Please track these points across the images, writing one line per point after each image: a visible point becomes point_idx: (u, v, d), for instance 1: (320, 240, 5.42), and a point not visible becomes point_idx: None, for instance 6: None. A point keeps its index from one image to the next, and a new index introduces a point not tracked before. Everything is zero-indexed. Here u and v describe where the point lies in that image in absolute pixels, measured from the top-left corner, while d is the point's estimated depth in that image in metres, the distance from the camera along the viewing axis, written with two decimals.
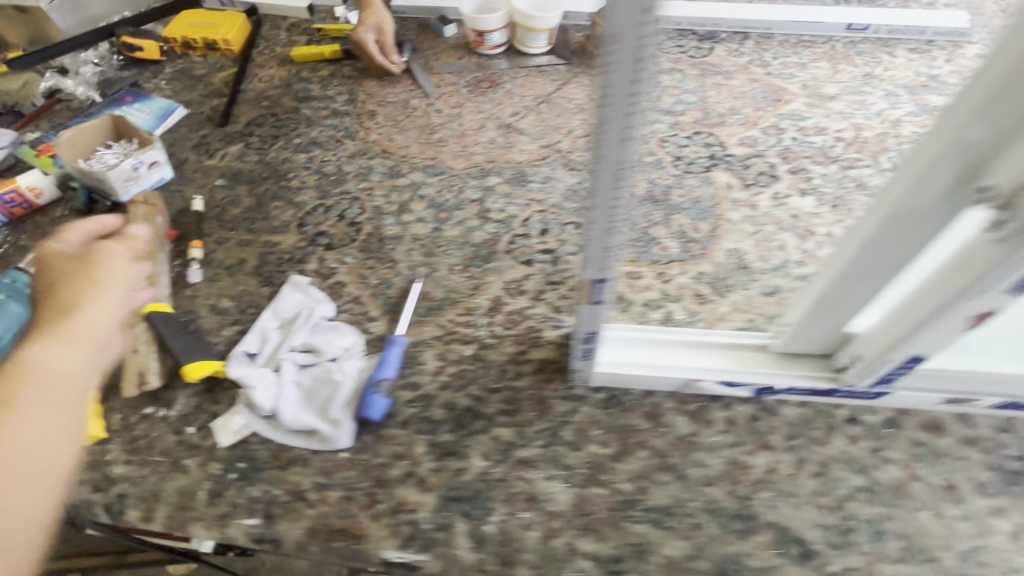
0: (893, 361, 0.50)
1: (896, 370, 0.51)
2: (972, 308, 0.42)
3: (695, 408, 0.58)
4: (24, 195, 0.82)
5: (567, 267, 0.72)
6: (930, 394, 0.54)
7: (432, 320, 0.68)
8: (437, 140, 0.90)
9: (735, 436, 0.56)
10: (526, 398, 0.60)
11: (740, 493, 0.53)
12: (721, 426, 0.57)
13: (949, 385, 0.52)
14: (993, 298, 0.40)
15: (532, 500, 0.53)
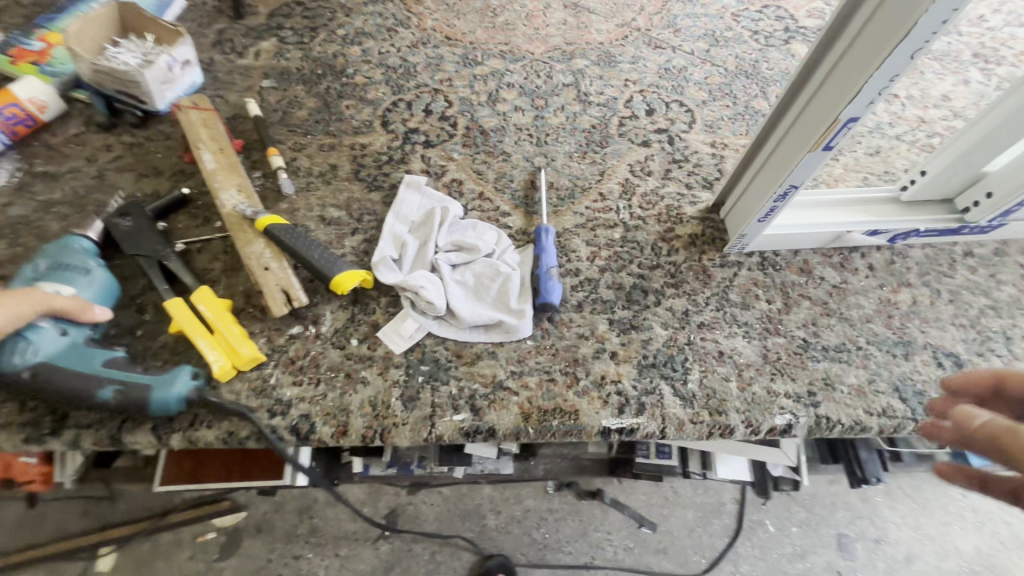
0: None
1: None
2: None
3: (839, 260, 0.63)
4: (25, 108, 0.67)
5: (684, 145, 0.72)
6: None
7: (568, 208, 0.66)
8: (503, 24, 0.83)
9: (879, 279, 0.62)
10: (687, 269, 0.62)
11: (896, 325, 0.59)
12: (865, 272, 0.63)
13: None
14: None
15: (722, 356, 0.57)
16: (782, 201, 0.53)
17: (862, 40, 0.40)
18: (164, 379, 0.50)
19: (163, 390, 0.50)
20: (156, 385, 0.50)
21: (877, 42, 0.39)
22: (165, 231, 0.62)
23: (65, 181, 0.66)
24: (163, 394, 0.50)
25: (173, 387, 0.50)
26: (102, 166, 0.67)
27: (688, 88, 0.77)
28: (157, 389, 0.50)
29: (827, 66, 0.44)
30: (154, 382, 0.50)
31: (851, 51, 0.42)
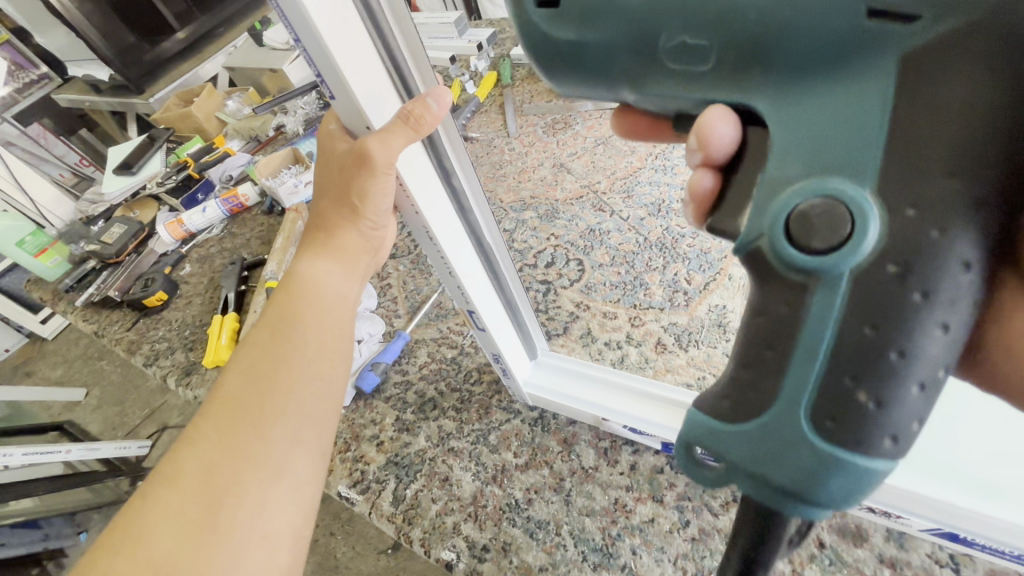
0: None
1: None
2: None
3: (606, 445, 0.64)
4: (240, 199, 1.23)
5: (554, 299, 0.81)
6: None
7: (435, 324, 0.85)
8: (501, 175, 1.01)
9: (631, 480, 0.61)
10: (475, 400, 0.73)
11: (611, 531, 0.58)
12: (622, 468, 0.62)
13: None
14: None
15: (445, 481, 0.66)
16: (498, 365, 0.64)
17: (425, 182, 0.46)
18: (775, 400, 0.30)
19: (816, 505, 0.29)
20: (812, 483, 0.29)
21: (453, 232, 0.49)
22: (246, 275, 1.08)
23: (237, 240, 1.20)
24: (801, 427, 0.29)
25: (830, 467, 0.28)
26: (251, 234, 1.20)
27: (596, 250, 0.84)
28: (816, 481, 0.29)
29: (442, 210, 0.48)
30: (791, 407, 0.30)
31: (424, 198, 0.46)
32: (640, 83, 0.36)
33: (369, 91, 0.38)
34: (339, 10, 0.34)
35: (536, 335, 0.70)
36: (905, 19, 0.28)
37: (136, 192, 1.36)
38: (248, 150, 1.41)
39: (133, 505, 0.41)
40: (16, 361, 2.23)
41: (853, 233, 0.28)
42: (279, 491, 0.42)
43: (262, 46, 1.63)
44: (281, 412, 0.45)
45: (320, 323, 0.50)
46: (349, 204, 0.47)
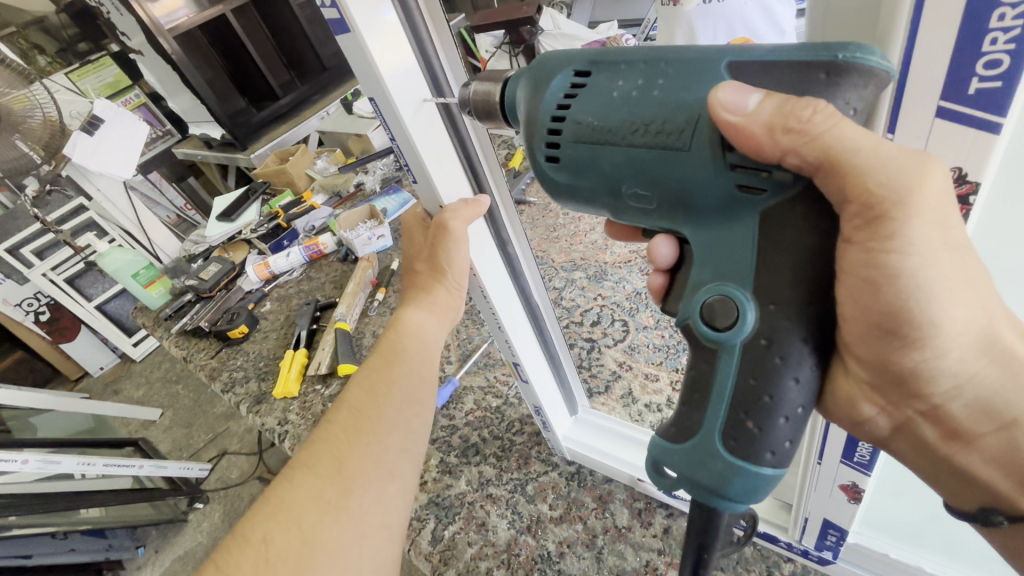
0: (810, 523, 0.55)
1: (827, 539, 0.56)
2: (835, 476, 0.49)
3: (640, 506, 0.66)
4: (319, 246, 1.37)
5: (598, 356, 0.84)
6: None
7: (483, 373, 0.90)
8: (554, 237, 1.08)
9: (663, 544, 0.62)
10: (516, 449, 0.76)
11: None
12: (655, 531, 0.63)
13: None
14: (843, 469, 0.48)
15: (481, 526, 0.69)
16: (539, 417, 0.68)
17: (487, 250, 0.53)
18: (698, 430, 0.39)
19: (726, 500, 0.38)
20: (722, 485, 0.38)
21: (505, 295, 0.56)
22: (318, 315, 1.20)
23: (314, 282, 1.33)
24: (716, 447, 0.38)
25: (737, 480, 0.37)
26: (326, 278, 1.33)
27: (641, 312, 0.87)
28: (724, 482, 0.38)
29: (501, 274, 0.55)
30: (708, 435, 0.38)
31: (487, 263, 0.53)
32: (617, 211, 0.43)
33: (443, 176, 0.46)
34: (426, 119, 0.43)
35: (577, 391, 0.74)
36: (757, 191, 0.36)
37: (232, 236, 1.54)
38: (331, 204, 1.57)
39: (278, 485, 0.45)
40: (106, 378, 2.47)
41: (740, 322, 0.37)
42: (395, 489, 0.47)
43: (352, 114, 1.85)
44: (393, 428, 0.50)
45: (423, 359, 0.55)
46: (436, 265, 0.53)
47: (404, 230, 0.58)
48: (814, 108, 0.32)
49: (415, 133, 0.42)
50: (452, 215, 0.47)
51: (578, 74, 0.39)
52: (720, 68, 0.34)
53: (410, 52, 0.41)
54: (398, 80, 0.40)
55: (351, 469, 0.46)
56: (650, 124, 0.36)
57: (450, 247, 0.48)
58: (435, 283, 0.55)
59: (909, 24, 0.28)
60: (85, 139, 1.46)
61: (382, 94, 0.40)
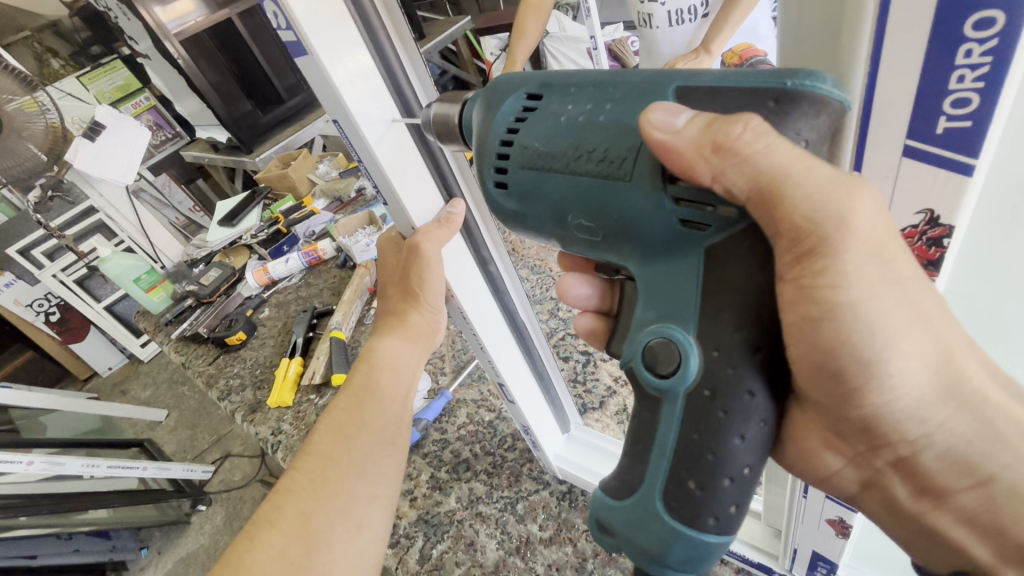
0: (801, 554, 0.55)
1: (817, 569, 0.55)
2: (825, 511, 0.48)
3: None
4: (318, 252, 1.36)
5: (593, 370, 0.82)
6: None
7: (477, 386, 0.88)
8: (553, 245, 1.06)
9: None
10: (507, 466, 0.75)
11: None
12: None
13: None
14: (829, 503, 0.47)
15: (470, 546, 0.67)
16: (526, 436, 0.66)
17: (467, 272, 0.52)
18: (642, 487, 0.39)
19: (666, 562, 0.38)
20: (664, 549, 0.38)
21: (486, 317, 0.55)
22: (315, 323, 1.19)
23: (312, 289, 1.33)
24: (656, 506, 0.38)
25: (678, 545, 0.37)
26: (325, 285, 1.32)
27: None
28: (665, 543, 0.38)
29: (483, 297, 0.55)
30: (650, 494, 0.39)
31: (467, 285, 0.52)
32: (565, 241, 0.43)
33: (416, 198, 0.46)
34: (395, 142, 0.43)
35: (569, 408, 0.73)
36: (702, 226, 0.35)
37: (233, 241, 1.54)
38: (331, 208, 1.56)
39: (239, 545, 0.44)
40: (115, 378, 2.49)
41: (683, 368, 0.37)
42: (362, 540, 0.47)
43: None
44: (362, 477, 0.49)
45: (393, 395, 0.54)
46: (409, 290, 0.52)
47: (379, 252, 0.57)
48: (742, 125, 0.31)
49: (382, 155, 0.42)
50: (425, 237, 0.46)
51: (530, 96, 0.41)
52: (666, 91, 0.34)
53: (379, 77, 0.41)
54: (364, 106, 0.40)
55: (317, 525, 0.45)
56: (593, 151, 0.36)
57: (424, 268, 0.47)
58: (409, 310, 0.54)
59: (870, 60, 0.28)
60: (87, 145, 1.47)
61: (346, 118, 0.39)
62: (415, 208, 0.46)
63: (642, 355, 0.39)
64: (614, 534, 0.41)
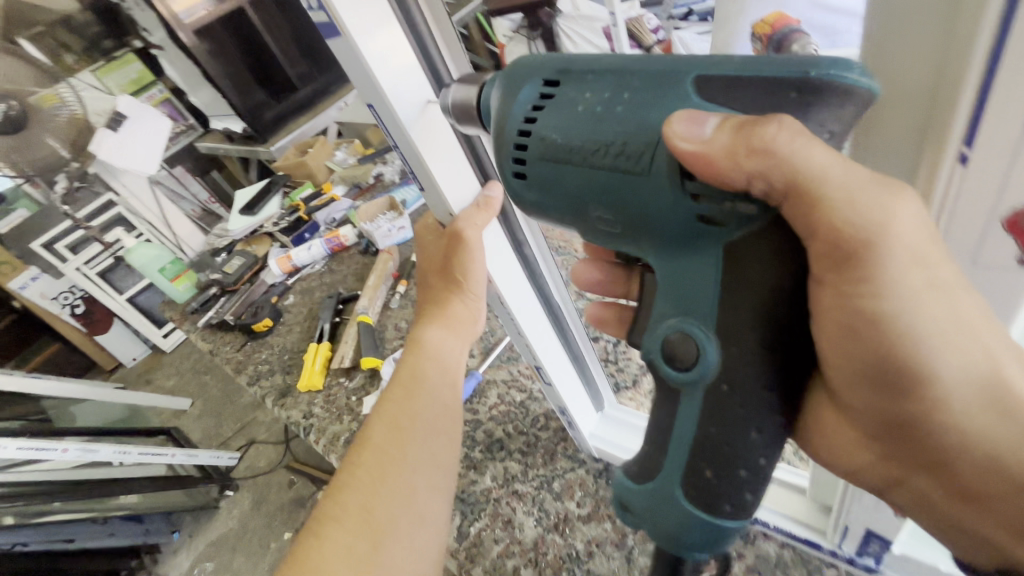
0: (853, 531, 0.54)
1: (870, 545, 0.55)
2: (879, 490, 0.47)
3: None
4: (340, 239, 1.37)
5: (625, 350, 0.82)
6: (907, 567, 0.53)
7: (506, 367, 0.88)
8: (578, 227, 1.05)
9: None
10: (541, 445, 0.75)
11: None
12: None
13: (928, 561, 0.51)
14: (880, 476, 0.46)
15: (508, 524, 0.67)
16: (562, 416, 0.66)
17: (504, 257, 0.52)
18: (662, 472, 0.42)
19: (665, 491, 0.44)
20: (681, 530, 0.41)
21: (523, 302, 0.55)
22: (340, 308, 1.19)
23: (335, 275, 1.33)
24: (676, 493, 0.41)
25: (697, 527, 0.40)
26: (348, 271, 1.33)
27: None
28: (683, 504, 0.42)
29: (519, 281, 0.54)
30: (669, 479, 0.42)
31: (504, 270, 0.52)
32: (587, 232, 0.43)
33: (450, 177, 0.46)
34: (428, 121, 0.43)
35: (603, 386, 0.72)
36: (719, 221, 0.36)
37: (254, 230, 1.55)
38: (351, 195, 1.56)
39: (308, 539, 0.44)
40: (139, 369, 2.53)
41: (701, 362, 0.39)
42: (425, 533, 0.46)
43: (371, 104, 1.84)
44: (419, 469, 0.48)
45: (440, 383, 0.55)
46: (451, 279, 0.54)
47: (420, 244, 0.59)
48: (780, 126, 0.31)
49: (415, 136, 0.42)
50: (466, 225, 0.47)
51: (547, 82, 0.39)
52: (687, 85, 0.34)
53: (411, 57, 0.41)
54: (396, 86, 0.39)
55: (381, 521, 0.45)
56: (612, 145, 0.36)
57: (464, 256, 0.49)
58: (451, 297, 0.55)
59: (983, 61, 0.24)
60: (110, 136, 1.49)
61: (380, 98, 0.39)
62: (451, 191, 0.46)
63: (662, 349, 0.42)
64: (636, 513, 0.45)
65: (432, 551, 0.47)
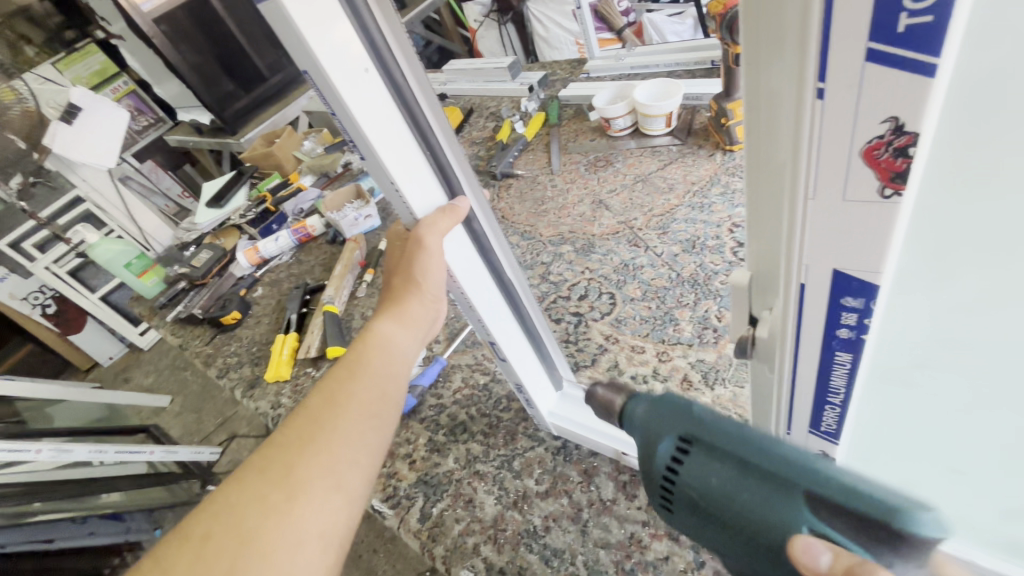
0: None
1: None
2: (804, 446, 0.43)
3: (625, 479, 0.65)
4: (308, 229, 1.36)
5: (585, 331, 0.83)
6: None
7: (471, 351, 0.89)
8: (542, 211, 1.06)
9: (648, 516, 0.61)
10: (503, 426, 0.76)
11: (624, 565, 0.58)
12: (640, 503, 0.63)
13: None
14: (812, 440, 0.42)
15: (469, 503, 0.69)
16: (520, 393, 0.67)
17: (456, 237, 0.52)
18: None
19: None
20: None
21: (475, 281, 0.56)
22: (308, 299, 1.19)
23: (304, 266, 1.32)
24: None
25: None
26: (317, 261, 1.32)
27: (628, 284, 0.86)
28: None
29: (470, 260, 0.55)
30: None
31: (455, 249, 0.52)
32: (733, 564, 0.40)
33: (397, 154, 0.45)
34: (371, 94, 0.41)
35: (562, 365, 0.73)
36: None
37: (222, 222, 1.52)
38: (319, 185, 1.55)
39: (229, 483, 0.44)
40: (116, 367, 2.50)
41: None
42: (340, 502, 0.44)
43: None
44: (346, 430, 0.47)
45: (386, 370, 0.52)
46: (412, 277, 0.53)
47: (387, 246, 0.58)
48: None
49: (355, 109, 0.40)
50: (428, 230, 0.48)
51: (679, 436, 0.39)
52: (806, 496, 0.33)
53: (363, 49, 0.40)
54: (334, 56, 0.38)
55: (298, 473, 0.43)
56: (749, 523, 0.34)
57: (423, 259, 0.50)
58: (408, 296, 0.54)
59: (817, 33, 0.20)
60: (66, 129, 1.45)
61: (315, 68, 0.38)
62: (407, 184, 0.47)
63: None
64: None
65: (340, 530, 0.44)
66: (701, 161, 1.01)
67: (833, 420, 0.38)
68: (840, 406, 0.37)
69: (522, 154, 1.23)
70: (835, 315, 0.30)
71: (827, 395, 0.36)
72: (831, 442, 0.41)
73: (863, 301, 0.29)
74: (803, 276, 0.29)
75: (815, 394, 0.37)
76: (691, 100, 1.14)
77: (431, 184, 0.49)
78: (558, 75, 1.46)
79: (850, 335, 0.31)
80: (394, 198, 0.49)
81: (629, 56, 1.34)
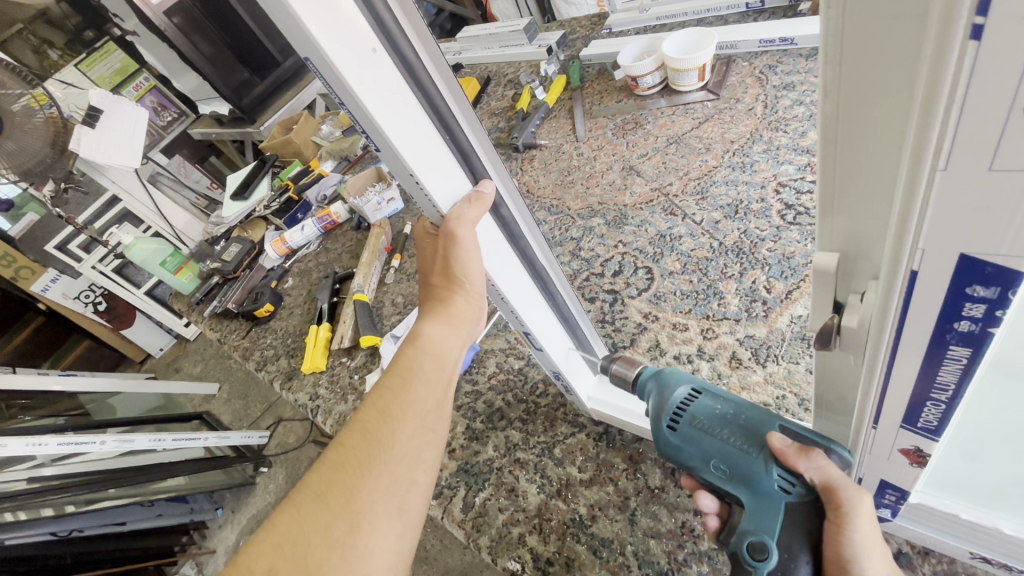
0: (866, 483, 0.47)
1: (884, 497, 0.47)
2: (892, 441, 0.39)
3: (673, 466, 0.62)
4: (331, 216, 1.34)
5: (622, 309, 0.78)
6: (953, 540, 0.47)
7: (503, 335, 0.87)
8: (569, 181, 1.01)
9: (699, 504, 0.58)
10: (541, 412, 0.74)
11: (677, 556, 0.56)
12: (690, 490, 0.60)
13: (981, 538, 0.44)
14: (903, 435, 0.37)
15: (511, 492, 0.67)
16: (557, 380, 0.64)
17: (486, 224, 0.49)
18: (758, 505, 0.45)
19: (774, 538, 0.43)
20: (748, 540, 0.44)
21: (504, 269, 0.52)
22: (337, 288, 1.18)
23: (331, 253, 1.32)
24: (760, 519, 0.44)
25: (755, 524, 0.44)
26: (343, 248, 1.31)
27: (666, 257, 0.81)
28: (752, 480, 0.46)
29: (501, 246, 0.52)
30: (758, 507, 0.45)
31: (486, 236, 0.49)
32: None
33: (417, 140, 0.41)
34: (381, 74, 0.38)
35: (598, 345, 0.70)
36: None
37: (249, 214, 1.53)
38: (340, 169, 1.53)
39: (285, 510, 0.42)
40: (167, 358, 2.61)
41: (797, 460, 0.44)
42: (402, 526, 0.43)
43: None
44: (403, 453, 0.45)
45: (437, 379, 0.50)
46: (444, 270, 0.50)
47: (416, 243, 0.55)
48: None
49: (369, 96, 0.37)
50: (458, 222, 0.45)
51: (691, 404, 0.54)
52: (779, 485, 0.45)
53: (367, 24, 0.36)
54: (340, 40, 0.34)
55: (359, 502, 0.42)
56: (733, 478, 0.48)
57: (456, 253, 0.47)
58: (450, 292, 0.51)
59: None
60: (89, 133, 1.46)
61: (318, 55, 0.34)
62: (428, 176, 0.43)
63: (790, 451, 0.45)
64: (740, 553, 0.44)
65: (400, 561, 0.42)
66: (740, 116, 0.93)
67: (935, 415, 0.34)
68: (946, 402, 0.32)
69: (544, 124, 1.17)
70: (955, 304, 0.26)
71: (929, 391, 0.32)
72: (927, 439, 0.36)
73: (997, 292, 0.24)
74: (917, 261, 0.25)
75: (915, 393, 0.33)
76: (725, 49, 1.05)
77: (454, 171, 0.46)
78: (577, 33, 1.38)
79: (970, 330, 0.27)
80: (415, 189, 0.45)
81: (654, 6, 1.24)
